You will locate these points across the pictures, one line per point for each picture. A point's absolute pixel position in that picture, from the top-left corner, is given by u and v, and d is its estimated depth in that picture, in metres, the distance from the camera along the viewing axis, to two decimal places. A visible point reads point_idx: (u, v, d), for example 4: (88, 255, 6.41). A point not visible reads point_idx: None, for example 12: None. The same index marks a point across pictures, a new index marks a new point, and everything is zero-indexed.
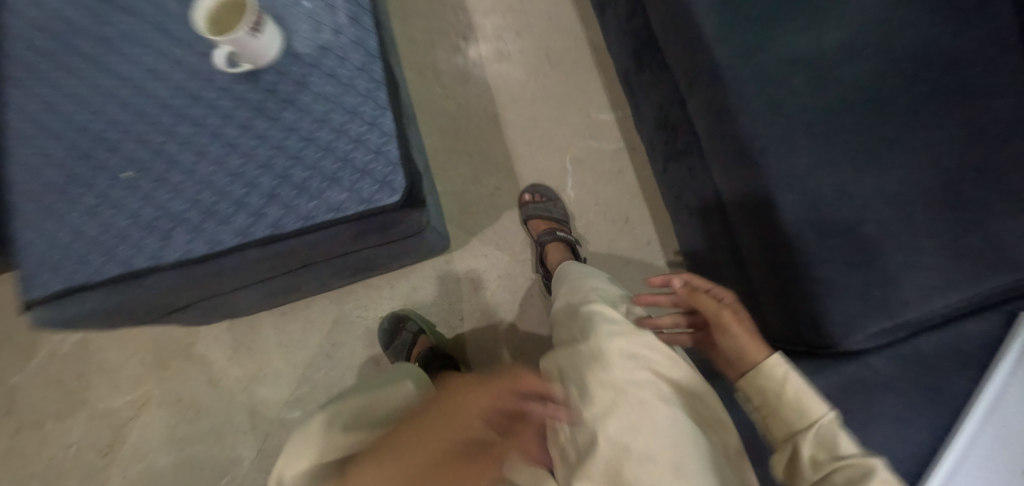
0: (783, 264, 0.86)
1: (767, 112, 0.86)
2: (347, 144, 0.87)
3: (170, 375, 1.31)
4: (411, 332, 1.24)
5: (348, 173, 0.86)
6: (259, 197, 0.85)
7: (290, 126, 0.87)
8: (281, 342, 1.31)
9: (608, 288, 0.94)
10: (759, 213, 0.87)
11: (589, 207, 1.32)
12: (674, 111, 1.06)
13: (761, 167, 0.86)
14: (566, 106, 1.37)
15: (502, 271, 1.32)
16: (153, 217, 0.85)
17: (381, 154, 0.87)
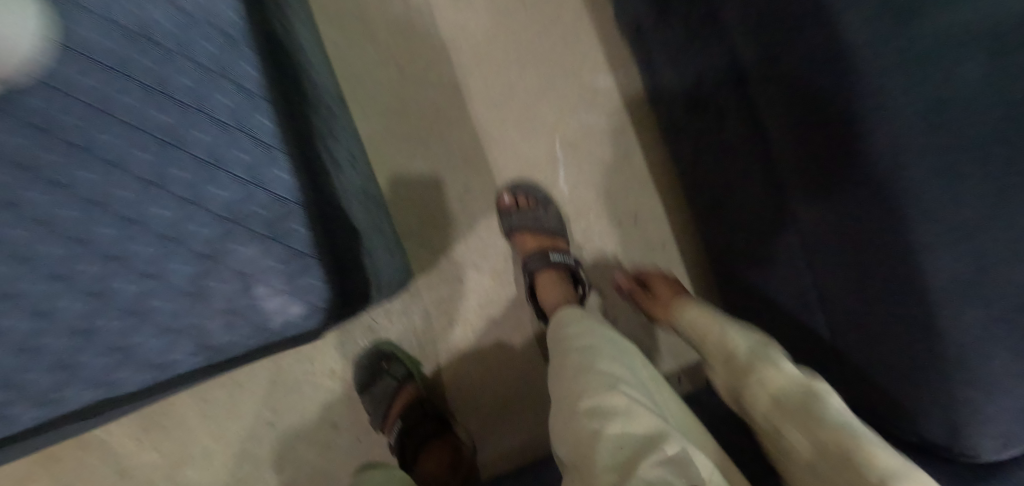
0: (911, 327, 0.62)
1: (913, 119, 0.58)
2: (230, 232, 0.61)
3: (62, 468, 0.99)
4: (377, 389, 0.96)
5: (231, 277, 0.61)
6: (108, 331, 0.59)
7: (131, 217, 0.59)
8: (206, 413, 1.01)
9: (635, 412, 0.61)
10: (869, 253, 0.63)
11: (588, 206, 1.01)
12: (727, 90, 0.74)
13: (893, 195, 0.60)
14: (550, 68, 1.01)
15: (483, 297, 1.01)
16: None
17: (281, 243, 0.63)
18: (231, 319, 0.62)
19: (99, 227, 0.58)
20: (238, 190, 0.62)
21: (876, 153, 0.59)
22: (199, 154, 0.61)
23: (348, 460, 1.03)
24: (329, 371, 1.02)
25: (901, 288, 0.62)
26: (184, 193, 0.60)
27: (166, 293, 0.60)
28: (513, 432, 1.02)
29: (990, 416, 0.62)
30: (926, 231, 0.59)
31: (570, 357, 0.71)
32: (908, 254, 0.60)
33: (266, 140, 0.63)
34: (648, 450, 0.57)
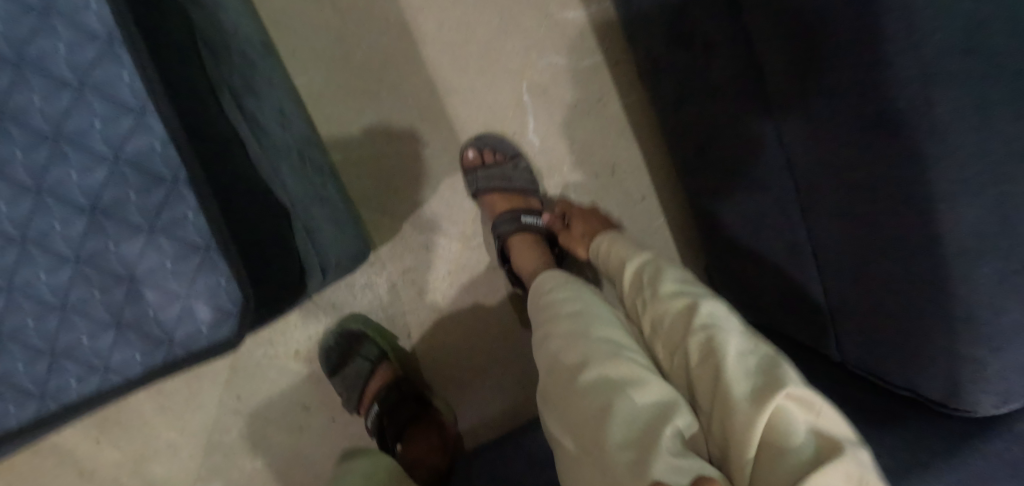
0: (925, 278, 0.55)
1: (941, 33, 0.51)
2: (95, 227, 0.44)
3: (18, 472, 0.94)
4: (350, 367, 0.89)
5: (110, 284, 0.44)
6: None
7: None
8: (166, 404, 0.95)
9: (644, 381, 0.50)
10: (893, 175, 0.54)
11: (561, 157, 0.92)
12: (715, 15, 0.65)
13: (907, 115, 0.52)
14: (512, 3, 0.89)
15: (452, 264, 0.93)
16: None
17: (171, 234, 0.45)
18: (119, 337, 0.45)
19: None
20: (96, 170, 0.44)
21: (902, 81, 0.51)
22: (36, 124, 0.43)
23: (323, 443, 0.97)
24: (293, 353, 0.95)
25: (914, 243, 0.54)
26: (22, 179, 0.43)
27: (25, 310, 0.43)
28: (492, 404, 0.95)
29: (1004, 373, 0.54)
30: (949, 176, 0.52)
31: (556, 319, 0.59)
32: (927, 204, 0.53)
33: (128, 98, 0.44)
34: (663, 424, 0.46)
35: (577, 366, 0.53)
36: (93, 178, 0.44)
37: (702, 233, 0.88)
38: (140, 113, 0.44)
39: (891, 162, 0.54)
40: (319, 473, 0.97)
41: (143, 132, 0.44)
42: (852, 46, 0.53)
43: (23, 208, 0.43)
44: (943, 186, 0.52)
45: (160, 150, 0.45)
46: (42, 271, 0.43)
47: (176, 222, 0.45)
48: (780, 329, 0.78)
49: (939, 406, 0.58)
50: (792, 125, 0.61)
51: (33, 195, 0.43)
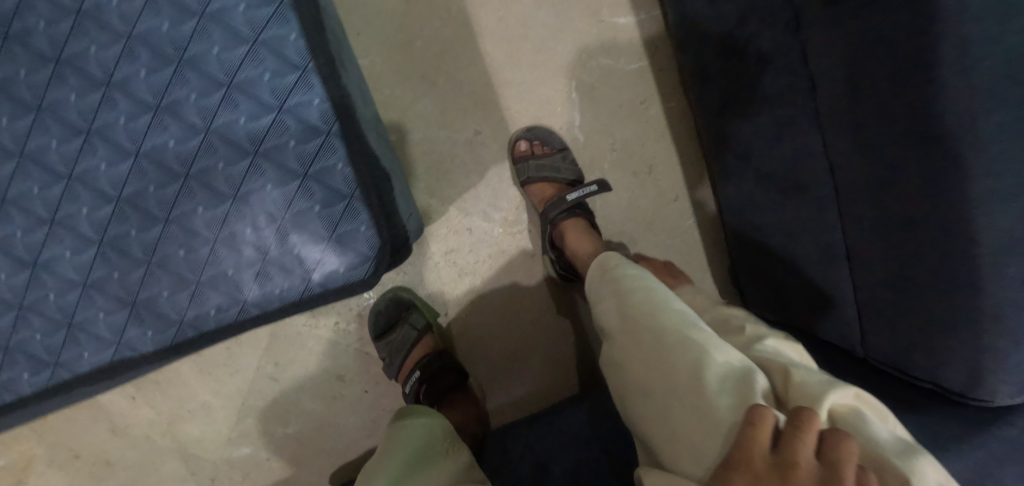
0: (959, 276, 0.60)
1: (990, 60, 0.56)
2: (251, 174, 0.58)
3: (54, 425, 0.97)
4: (398, 332, 0.92)
5: (262, 223, 0.59)
6: (120, 279, 0.60)
7: (133, 147, 0.57)
8: (203, 367, 0.97)
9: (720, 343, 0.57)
10: (937, 178, 0.59)
11: (604, 154, 0.97)
12: (771, 29, 0.71)
13: (951, 131, 0.57)
14: (567, 4, 0.94)
15: (492, 248, 0.97)
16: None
17: (318, 183, 0.59)
18: (268, 268, 0.60)
19: (90, 159, 0.57)
20: (263, 116, 0.57)
21: (953, 99, 0.57)
22: (213, 74, 0.56)
23: (355, 414, 1.01)
24: (333, 324, 0.98)
25: (949, 246, 0.60)
26: (192, 121, 0.57)
27: (178, 235, 0.59)
28: (519, 384, 1.00)
29: (1019, 368, 0.60)
30: (985, 186, 0.58)
31: (626, 291, 0.66)
32: (964, 210, 0.59)
33: (293, 57, 0.57)
34: (750, 379, 0.53)
35: (663, 329, 0.59)
36: (258, 125, 0.57)
37: (734, 234, 0.93)
38: (303, 71, 0.57)
39: (933, 172, 0.59)
40: (348, 442, 1.01)
41: (306, 85, 0.57)
42: (905, 65, 0.59)
43: (190, 147, 0.57)
44: (981, 195, 0.58)
45: (314, 106, 0.58)
46: (201, 209, 0.58)
47: (324, 171, 0.59)
48: (799, 324, 0.84)
49: (956, 396, 0.64)
50: (843, 133, 0.67)
51: (200, 136, 0.57)
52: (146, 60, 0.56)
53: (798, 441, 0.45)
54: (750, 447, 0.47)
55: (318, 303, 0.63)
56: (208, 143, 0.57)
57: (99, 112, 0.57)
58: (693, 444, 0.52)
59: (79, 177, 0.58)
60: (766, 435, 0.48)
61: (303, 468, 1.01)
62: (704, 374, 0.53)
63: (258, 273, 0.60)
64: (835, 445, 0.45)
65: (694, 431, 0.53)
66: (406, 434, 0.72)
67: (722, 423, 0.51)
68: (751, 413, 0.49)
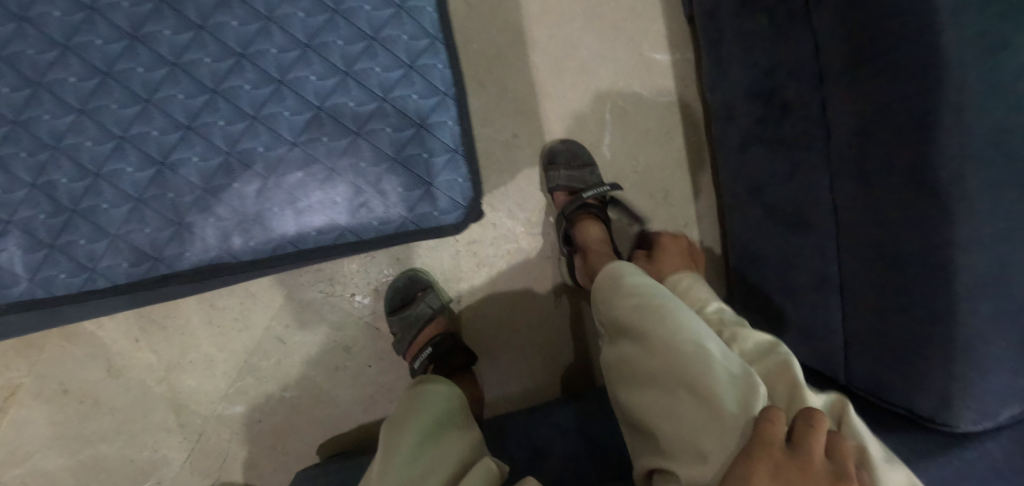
0: (936, 311, 0.68)
1: (982, 130, 0.65)
2: (375, 117, 0.71)
3: (50, 354, 0.96)
4: (412, 308, 0.97)
5: (372, 163, 0.72)
6: (235, 193, 0.70)
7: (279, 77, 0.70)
8: (213, 317, 0.99)
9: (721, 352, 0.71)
10: (925, 224, 0.68)
11: (626, 174, 1.05)
12: (794, 80, 0.81)
13: (943, 184, 0.66)
14: (613, 34, 1.04)
15: (511, 244, 1.03)
16: (59, 219, 0.67)
17: (432, 135, 0.73)
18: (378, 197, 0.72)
19: (238, 79, 0.69)
20: (396, 70, 0.71)
21: (946, 157, 0.65)
22: (362, 27, 0.71)
23: (354, 386, 1.03)
24: (350, 295, 1.01)
25: (933, 284, 0.68)
26: (336, 63, 0.70)
27: (303, 157, 0.70)
28: (518, 378, 1.05)
29: (982, 399, 0.68)
30: (967, 233, 0.66)
31: (639, 300, 0.77)
32: (947, 254, 0.67)
33: (428, 28, 0.72)
34: (752, 383, 0.67)
35: (674, 338, 0.71)
36: (392, 76, 0.72)
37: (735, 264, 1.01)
38: (433, 39, 0.73)
39: (922, 218, 0.68)
40: (342, 414, 1.03)
41: (434, 51, 0.73)
42: (908, 124, 0.67)
43: (330, 84, 0.70)
44: (965, 245, 0.66)
45: (438, 69, 0.73)
46: (323, 147, 0.71)
47: (441, 126, 0.73)
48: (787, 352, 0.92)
49: (925, 421, 0.72)
50: (848, 178, 0.75)
51: (339, 76, 0.71)
52: (306, 5, 0.69)
53: (812, 437, 0.56)
54: (772, 440, 0.57)
55: (408, 238, 0.75)
56: (346, 83, 0.71)
57: (256, 40, 0.69)
58: (706, 436, 0.65)
59: (221, 93, 0.69)
60: (780, 431, 0.58)
61: (292, 435, 1.03)
62: (715, 378, 0.67)
63: (364, 206, 0.72)
64: (840, 452, 0.56)
65: (708, 423, 0.65)
66: (424, 408, 0.73)
67: (730, 415, 0.65)
68: (769, 412, 0.59)
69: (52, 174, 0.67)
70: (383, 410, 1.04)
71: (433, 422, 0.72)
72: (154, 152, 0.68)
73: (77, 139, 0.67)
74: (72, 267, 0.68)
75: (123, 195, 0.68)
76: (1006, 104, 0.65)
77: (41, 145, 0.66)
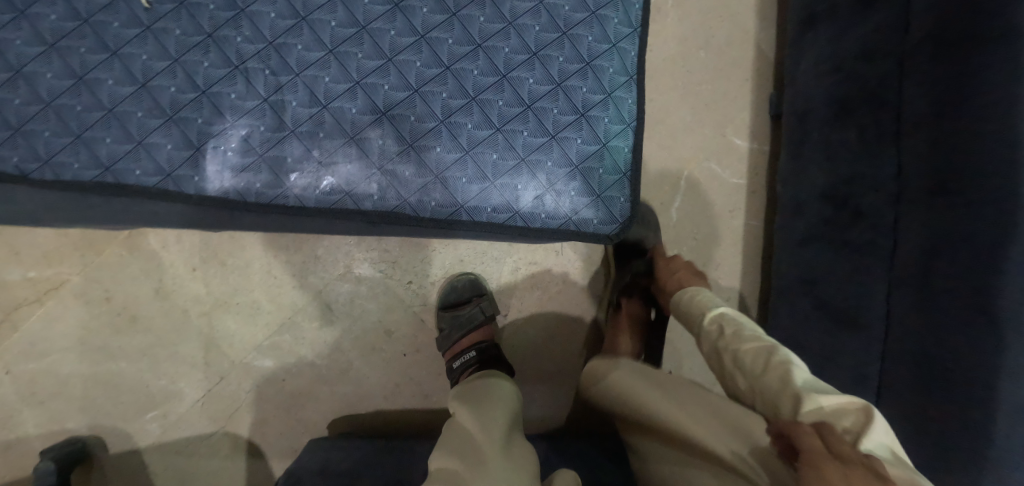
0: (969, 426, 0.72)
1: None
2: (570, 129, 0.67)
3: (105, 261, 0.97)
4: (467, 309, 1.01)
5: (554, 165, 0.67)
6: (375, 146, 0.64)
7: (501, 70, 0.65)
8: (271, 267, 1.01)
9: (699, 407, 0.73)
10: (975, 342, 0.72)
11: (685, 239, 1.12)
12: (867, 196, 0.89)
13: (1000, 314, 0.70)
14: (704, 112, 1.13)
15: (568, 275, 1.08)
16: (184, 98, 0.61)
17: (607, 157, 0.68)
18: (541, 197, 0.67)
19: (468, 62, 0.65)
20: (597, 94, 0.68)
21: (1006, 288, 0.70)
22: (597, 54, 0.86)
23: (381, 370, 1.04)
24: (406, 282, 1.04)
25: (971, 398, 0.72)
26: (553, 74, 0.66)
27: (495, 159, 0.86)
28: (541, 404, 1.08)
29: None
30: (1015, 358, 0.69)
31: (643, 393, 0.80)
32: (991, 373, 0.70)
33: None
34: (740, 422, 0.68)
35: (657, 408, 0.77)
36: (594, 98, 0.68)
37: None
38: None
39: (971, 347, 0.72)
40: (363, 394, 1.04)
41: None
42: (976, 251, 0.72)
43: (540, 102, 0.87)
44: (1012, 386, 0.69)
45: (627, 102, 0.69)
46: (498, 152, 0.66)
47: (616, 151, 0.69)
48: None
49: None
50: (907, 292, 0.81)
51: (552, 86, 0.67)
52: None
53: (832, 437, 0.58)
54: (809, 446, 0.58)
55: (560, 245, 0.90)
56: (554, 96, 0.67)
57: None
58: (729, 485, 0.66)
59: (396, 63, 0.63)
60: (813, 436, 0.59)
61: (308, 402, 1.03)
62: (696, 432, 0.70)
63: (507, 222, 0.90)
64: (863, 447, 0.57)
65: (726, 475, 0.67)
66: (513, 390, 0.83)
67: (731, 455, 0.66)
68: (788, 426, 0.61)
69: (196, 55, 0.61)
70: (404, 401, 1.05)
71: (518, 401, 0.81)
72: (317, 93, 0.63)
73: (232, 33, 0.62)
74: (178, 143, 0.61)
75: (339, 126, 0.63)
76: None
77: (196, 24, 0.61)
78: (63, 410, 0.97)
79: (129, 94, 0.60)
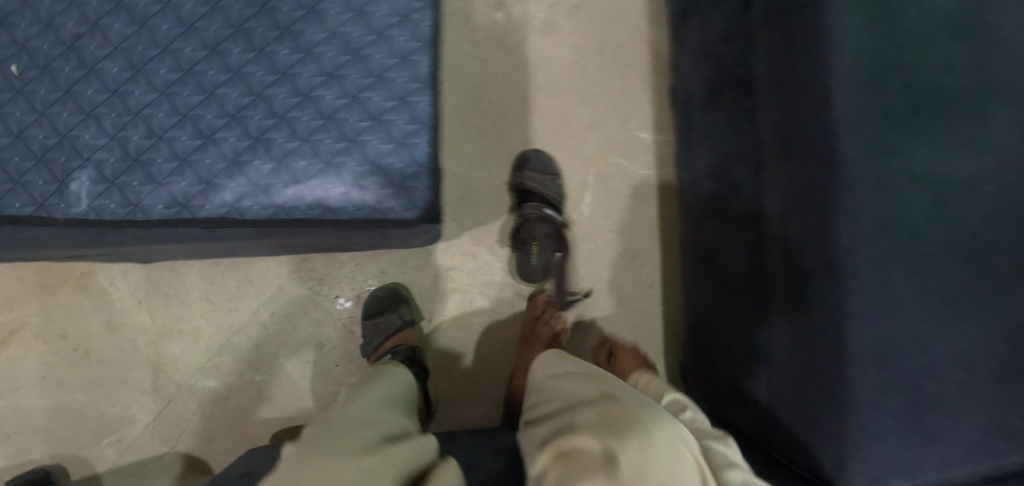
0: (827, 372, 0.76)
1: (870, 224, 0.73)
2: (368, 133, 0.68)
3: (59, 302, 1.06)
4: (387, 316, 1.07)
5: (355, 164, 0.68)
6: (205, 166, 0.67)
7: (302, 91, 0.68)
8: (208, 294, 1.09)
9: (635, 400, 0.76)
10: (816, 292, 0.76)
11: (600, 233, 1.17)
12: (739, 170, 0.93)
13: (836, 266, 0.74)
14: (606, 111, 1.19)
15: (488, 278, 1.14)
16: (48, 143, 0.66)
17: (407, 154, 0.69)
18: (347, 193, 0.68)
19: (275, 89, 0.68)
20: (391, 101, 0.69)
21: (838, 240, 0.74)
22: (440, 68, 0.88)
23: (319, 382, 1.11)
24: (334, 297, 1.11)
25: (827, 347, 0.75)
26: (349, 88, 0.69)
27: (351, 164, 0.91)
28: (475, 401, 1.13)
29: (872, 464, 0.74)
30: (855, 303, 0.73)
31: (587, 378, 0.82)
32: (833, 318, 0.74)
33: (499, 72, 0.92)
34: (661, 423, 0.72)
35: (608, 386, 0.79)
36: (388, 105, 0.69)
37: (690, 326, 1.11)
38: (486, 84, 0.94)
39: (823, 305, 0.75)
40: (304, 406, 1.10)
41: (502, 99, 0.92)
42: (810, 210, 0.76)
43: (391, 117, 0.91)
44: (854, 333, 0.73)
45: (423, 106, 0.70)
46: (306, 160, 0.68)
47: (415, 147, 0.69)
48: (723, 412, 1.00)
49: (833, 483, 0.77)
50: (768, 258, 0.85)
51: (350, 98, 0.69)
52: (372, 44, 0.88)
53: None
54: None
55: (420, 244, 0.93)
56: (352, 108, 0.68)
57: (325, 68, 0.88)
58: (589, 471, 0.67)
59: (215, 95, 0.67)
60: None
61: (253, 417, 1.10)
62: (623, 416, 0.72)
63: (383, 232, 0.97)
64: None
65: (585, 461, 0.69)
66: (408, 383, 0.89)
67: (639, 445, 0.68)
68: None
69: (58, 106, 0.66)
70: None
71: (405, 386, 0.87)
72: (152, 126, 0.66)
73: (95, 95, 0.66)
74: (47, 180, 0.65)
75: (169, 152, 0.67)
76: (893, 200, 0.73)
77: (55, 82, 0.66)
78: (32, 443, 1.07)
79: (9, 144, 0.65)
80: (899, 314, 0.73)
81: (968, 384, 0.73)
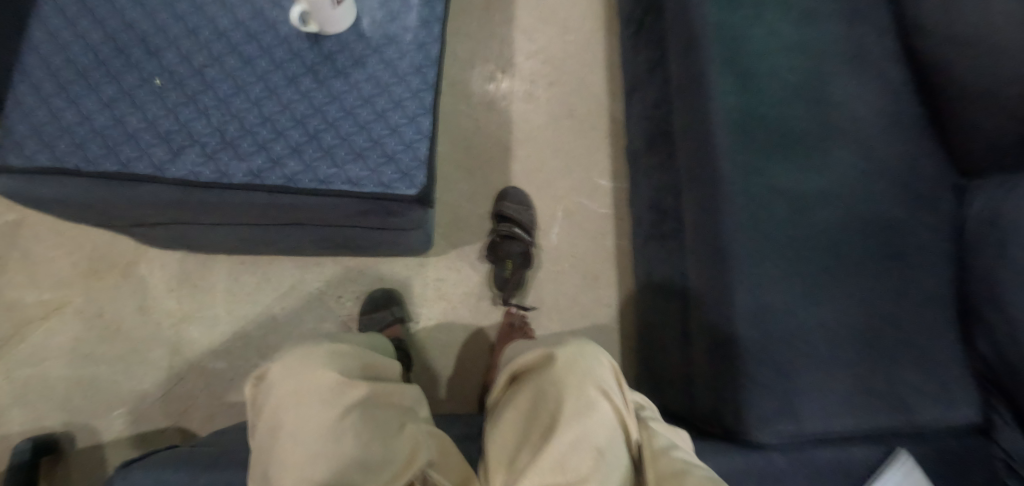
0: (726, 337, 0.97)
1: (748, 224, 0.99)
2: (388, 138, 0.91)
3: (101, 285, 1.24)
4: (379, 312, 1.26)
5: (377, 156, 0.89)
6: (274, 150, 0.87)
7: (347, 108, 0.90)
8: (230, 287, 1.28)
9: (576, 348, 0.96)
10: (716, 276, 0.99)
11: (564, 258, 1.41)
12: (669, 197, 1.19)
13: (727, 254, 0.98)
14: (572, 162, 1.47)
15: (469, 289, 1.35)
16: (170, 129, 0.85)
17: (411, 152, 0.91)
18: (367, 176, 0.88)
19: (329, 107, 0.90)
20: (405, 118, 0.92)
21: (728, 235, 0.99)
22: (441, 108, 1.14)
23: None
24: (337, 297, 1.31)
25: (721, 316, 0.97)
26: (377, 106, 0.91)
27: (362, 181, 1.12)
28: (450, 395, 1.30)
29: (763, 411, 0.92)
30: (742, 284, 0.97)
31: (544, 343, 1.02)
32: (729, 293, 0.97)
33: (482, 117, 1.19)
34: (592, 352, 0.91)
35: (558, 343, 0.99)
36: (403, 121, 0.92)
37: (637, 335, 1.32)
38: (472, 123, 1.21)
39: (724, 287, 0.98)
40: None
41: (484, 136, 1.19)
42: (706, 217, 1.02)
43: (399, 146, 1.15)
44: (741, 304, 0.96)
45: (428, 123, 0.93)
46: (342, 151, 0.89)
47: (418, 150, 0.91)
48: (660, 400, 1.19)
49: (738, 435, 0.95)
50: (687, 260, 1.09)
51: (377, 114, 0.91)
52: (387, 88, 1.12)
53: None
54: None
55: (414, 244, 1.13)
56: (376, 120, 0.91)
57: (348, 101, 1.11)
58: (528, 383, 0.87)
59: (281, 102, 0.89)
60: None
61: None
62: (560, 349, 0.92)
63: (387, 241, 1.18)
64: None
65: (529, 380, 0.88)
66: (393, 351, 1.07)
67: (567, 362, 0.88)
68: None
69: (181, 106, 0.86)
70: None
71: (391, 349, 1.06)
72: (243, 124, 0.87)
73: (202, 98, 0.87)
74: (163, 151, 0.85)
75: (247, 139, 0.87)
76: (766, 208, 1.00)
77: (184, 90, 0.87)
78: (51, 410, 1.19)
79: (144, 128, 0.85)
80: (777, 290, 0.97)
81: (826, 347, 0.96)
